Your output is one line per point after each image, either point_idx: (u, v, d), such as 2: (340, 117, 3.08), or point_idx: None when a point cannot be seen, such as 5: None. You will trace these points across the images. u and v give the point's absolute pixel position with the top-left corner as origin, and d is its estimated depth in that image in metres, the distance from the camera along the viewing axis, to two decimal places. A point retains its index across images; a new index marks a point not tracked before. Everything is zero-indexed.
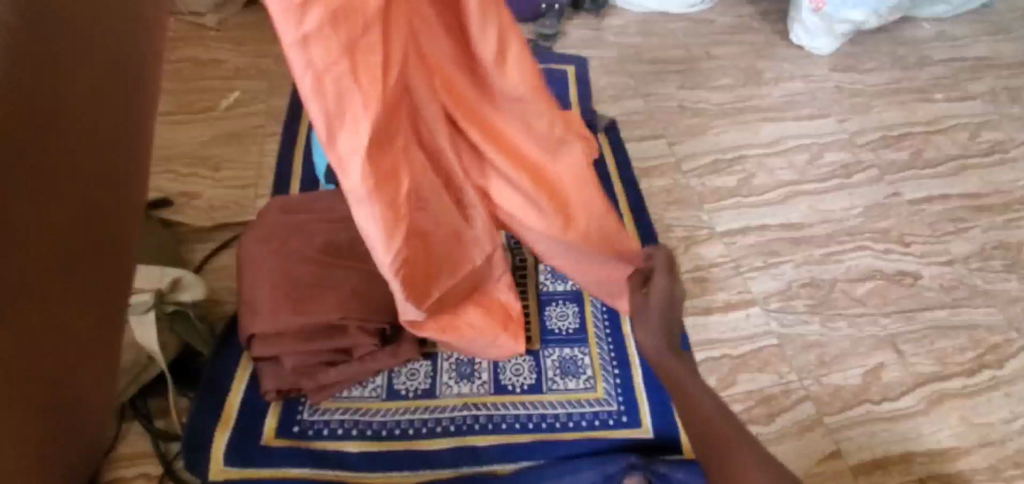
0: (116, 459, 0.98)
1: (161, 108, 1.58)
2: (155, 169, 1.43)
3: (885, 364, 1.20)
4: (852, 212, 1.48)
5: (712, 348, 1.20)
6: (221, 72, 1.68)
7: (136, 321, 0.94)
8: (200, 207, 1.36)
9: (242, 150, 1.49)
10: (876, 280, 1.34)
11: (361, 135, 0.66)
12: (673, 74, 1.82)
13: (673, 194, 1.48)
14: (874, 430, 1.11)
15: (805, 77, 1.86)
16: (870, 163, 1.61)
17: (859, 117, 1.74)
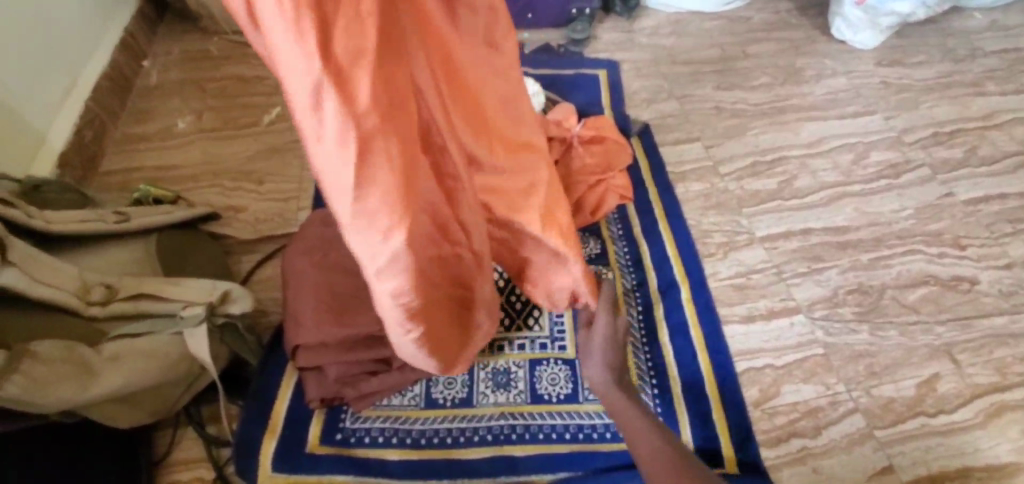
0: (173, 463, 1.04)
1: (209, 124, 1.65)
2: (205, 185, 1.49)
3: (940, 374, 1.14)
4: (902, 214, 1.41)
5: (754, 357, 1.17)
6: (263, 88, 1.74)
7: (190, 335, 0.98)
8: (246, 220, 1.41)
9: (284, 164, 1.55)
10: (929, 286, 1.27)
11: (340, 120, 0.54)
12: (708, 74, 1.79)
13: (710, 198, 1.45)
14: (929, 445, 1.06)
15: (848, 73, 1.79)
16: (920, 161, 1.54)
17: (908, 114, 1.66)
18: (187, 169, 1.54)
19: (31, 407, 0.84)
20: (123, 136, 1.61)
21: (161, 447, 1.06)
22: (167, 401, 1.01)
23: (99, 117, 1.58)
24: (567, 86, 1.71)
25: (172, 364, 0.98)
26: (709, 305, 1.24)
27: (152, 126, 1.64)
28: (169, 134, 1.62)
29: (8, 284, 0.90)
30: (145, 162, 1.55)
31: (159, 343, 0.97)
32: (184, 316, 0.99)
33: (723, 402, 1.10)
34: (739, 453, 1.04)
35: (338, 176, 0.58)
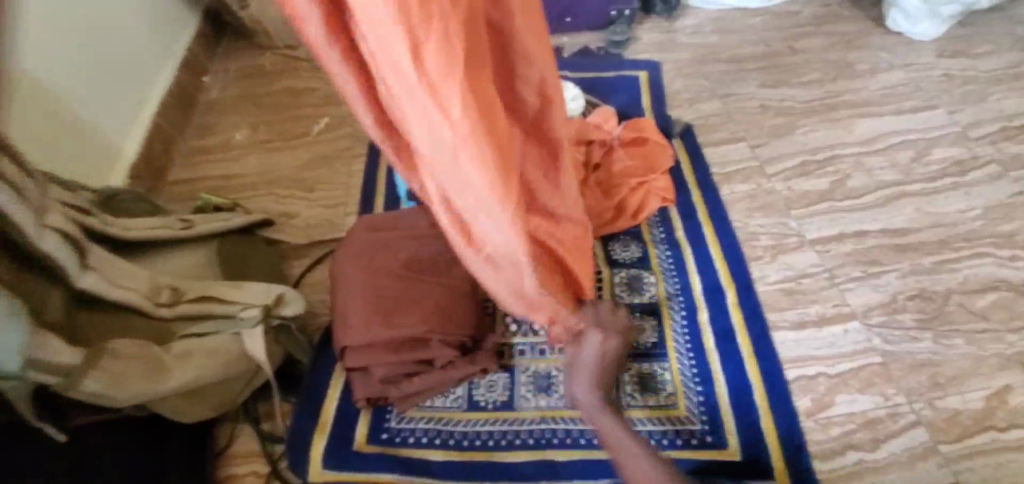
0: (232, 456, 1.10)
1: (264, 136, 1.73)
2: (261, 193, 1.57)
3: (1012, 386, 1.07)
4: (968, 214, 1.33)
5: (805, 365, 1.12)
6: (312, 100, 1.82)
7: (247, 334, 1.04)
8: (297, 226, 1.48)
9: (332, 172, 1.61)
10: (999, 292, 1.19)
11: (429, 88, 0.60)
12: (753, 72, 1.74)
13: (757, 200, 1.41)
14: (1002, 462, 0.99)
15: (906, 66, 1.70)
16: (988, 158, 1.44)
17: (973, 107, 1.56)
18: (244, 178, 1.63)
19: (108, 399, 0.93)
20: (187, 149, 1.72)
21: (221, 440, 1.12)
22: (229, 396, 1.06)
23: (166, 132, 1.70)
24: (608, 89, 1.70)
25: (231, 363, 1.03)
26: (757, 308, 1.20)
27: (212, 139, 1.74)
28: (228, 146, 1.72)
29: (90, 287, 1.01)
30: (206, 173, 1.65)
31: (220, 342, 1.03)
32: (243, 316, 1.05)
33: (772, 411, 1.07)
34: (789, 466, 1.01)
35: (423, 114, 0.63)
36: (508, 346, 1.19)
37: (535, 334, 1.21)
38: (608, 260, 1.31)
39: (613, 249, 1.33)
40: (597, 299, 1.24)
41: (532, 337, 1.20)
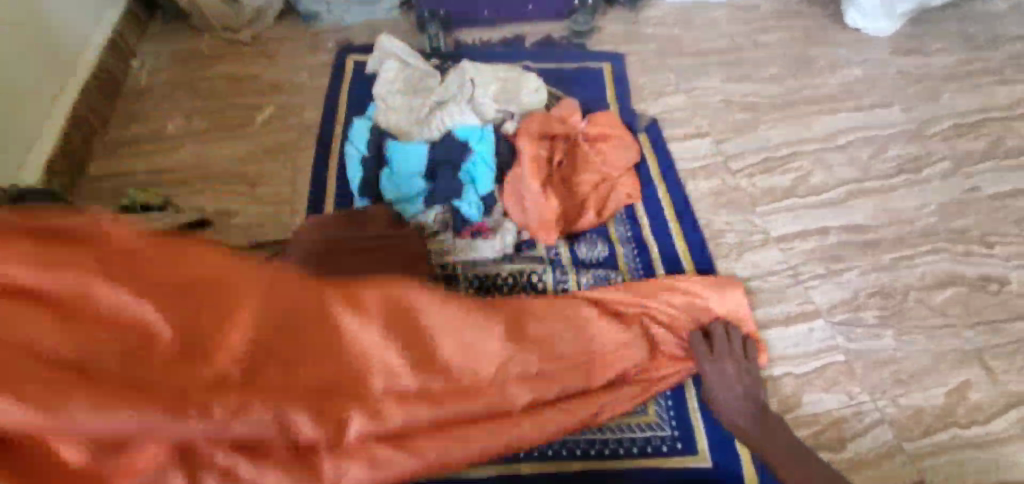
0: None
1: (200, 126, 1.59)
2: (196, 188, 1.44)
3: (970, 382, 1.08)
4: (925, 210, 1.35)
5: (772, 365, 1.11)
6: (255, 88, 1.68)
7: None
8: (237, 225, 1.36)
9: (276, 165, 1.49)
10: (956, 288, 1.21)
11: None
12: (718, 66, 1.72)
13: (722, 196, 1.39)
14: (962, 458, 1.00)
15: (863, 63, 1.72)
16: (942, 154, 1.47)
17: (927, 105, 1.59)
18: (177, 172, 1.48)
19: None
20: (113, 140, 1.56)
21: None
22: None
23: (88, 122, 1.54)
24: (571, 81, 1.65)
25: None
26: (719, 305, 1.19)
27: (141, 129, 1.59)
28: (159, 137, 1.57)
29: None
30: (134, 166, 1.50)
31: None
32: None
33: None
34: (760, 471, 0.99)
35: None
36: None
37: None
38: (574, 260, 1.26)
39: (579, 248, 1.28)
40: None
41: None
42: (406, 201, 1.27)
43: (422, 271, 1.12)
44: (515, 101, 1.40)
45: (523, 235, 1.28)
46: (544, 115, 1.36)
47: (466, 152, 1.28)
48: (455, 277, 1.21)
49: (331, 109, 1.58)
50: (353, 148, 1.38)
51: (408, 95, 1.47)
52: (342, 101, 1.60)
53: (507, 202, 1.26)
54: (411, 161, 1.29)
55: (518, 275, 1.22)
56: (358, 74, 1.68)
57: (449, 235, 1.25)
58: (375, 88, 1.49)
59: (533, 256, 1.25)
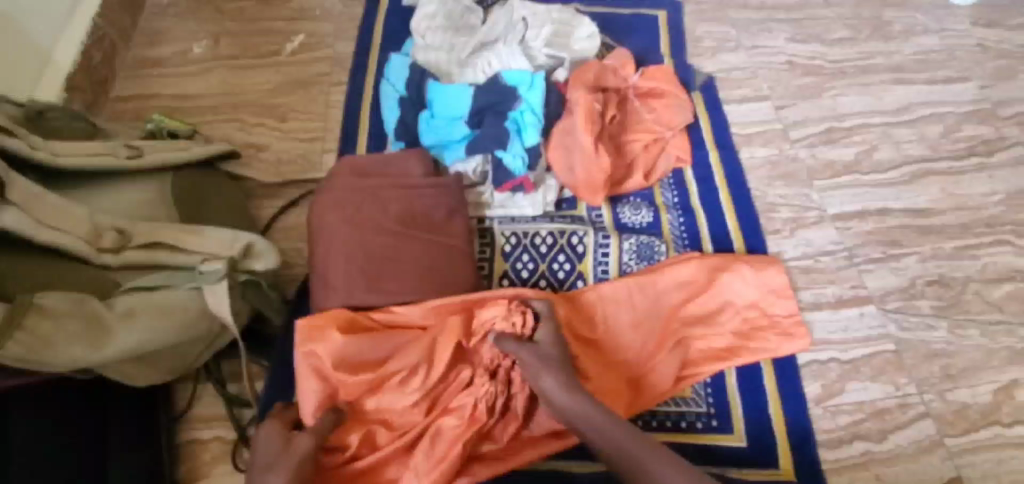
0: (193, 419, 1.00)
1: (227, 51, 1.49)
2: (224, 118, 1.37)
3: (1021, 382, 1.05)
4: (993, 198, 1.26)
5: (817, 349, 1.07)
6: (284, 12, 1.57)
7: (208, 290, 0.90)
8: (267, 161, 1.30)
9: (307, 99, 1.41)
10: (1017, 283, 1.15)
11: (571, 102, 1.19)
12: (782, 23, 1.57)
13: (777, 167, 1.30)
14: (1004, 458, 0.98)
15: (941, 32, 1.57)
16: (1017, 139, 1.36)
17: (1006, 84, 1.47)
18: (204, 99, 1.41)
19: (38, 365, 0.79)
20: (136, 59, 1.48)
21: (181, 403, 1.01)
22: (187, 359, 0.94)
23: (109, 37, 1.45)
24: (623, 28, 1.52)
25: (190, 323, 0.89)
26: None
27: (165, 50, 1.50)
28: (184, 60, 1.48)
29: (15, 225, 0.84)
30: (159, 90, 1.42)
31: (176, 299, 0.89)
32: (203, 270, 0.91)
33: (782, 397, 1.01)
34: (795, 457, 0.96)
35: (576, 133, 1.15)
36: None
37: None
38: (616, 225, 1.20)
39: (622, 212, 1.22)
40: (602, 265, 1.14)
41: None
42: (445, 147, 1.20)
43: (461, 225, 1.07)
44: (567, 47, 1.30)
45: (565, 193, 1.22)
46: (598, 64, 1.25)
47: (514, 99, 1.19)
48: (489, 231, 1.17)
49: (365, 42, 1.48)
50: (389, 87, 1.30)
51: (451, 31, 1.36)
52: (377, 34, 1.50)
53: (553, 155, 1.19)
54: (454, 104, 1.21)
55: (557, 235, 1.16)
56: (396, 5, 1.55)
57: (489, 188, 1.19)
58: (414, 22, 1.36)
59: (573, 216, 1.20)
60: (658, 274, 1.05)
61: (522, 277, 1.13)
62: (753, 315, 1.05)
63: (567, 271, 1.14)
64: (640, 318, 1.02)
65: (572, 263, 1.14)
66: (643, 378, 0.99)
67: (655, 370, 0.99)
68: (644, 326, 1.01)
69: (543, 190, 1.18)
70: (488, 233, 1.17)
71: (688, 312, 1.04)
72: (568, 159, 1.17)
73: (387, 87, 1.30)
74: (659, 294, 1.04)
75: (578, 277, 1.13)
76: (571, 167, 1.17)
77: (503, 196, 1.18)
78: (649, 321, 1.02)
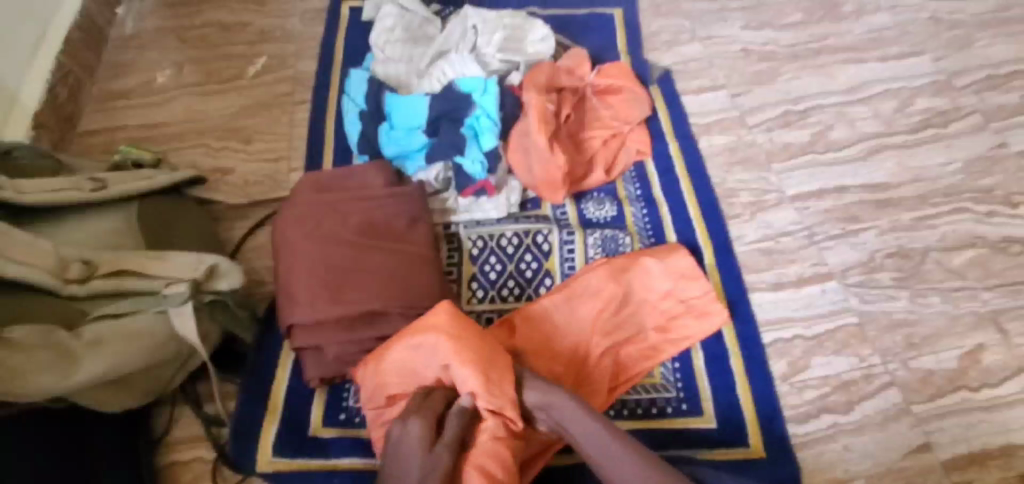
0: (172, 442, 1.01)
1: (191, 78, 1.52)
2: (191, 144, 1.39)
3: (985, 345, 1.06)
4: (949, 168, 1.29)
5: (782, 328, 1.09)
6: (246, 36, 1.59)
7: (174, 313, 0.92)
8: (235, 183, 1.32)
9: (272, 119, 1.43)
10: (976, 249, 1.17)
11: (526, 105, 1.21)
12: (736, 11, 1.60)
13: (736, 152, 1.33)
14: (971, 421, 0.99)
15: (892, 8, 1.60)
16: (971, 108, 1.39)
17: (959, 54, 1.49)
18: (171, 127, 1.43)
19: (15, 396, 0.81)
20: (102, 93, 1.50)
21: (159, 426, 1.03)
22: (160, 380, 0.96)
23: (74, 73, 1.47)
24: (580, 28, 1.55)
25: (158, 345, 0.91)
26: (733, 269, 1.15)
27: (131, 81, 1.52)
28: (149, 90, 1.50)
29: None
30: (126, 121, 1.45)
31: (143, 324, 0.91)
32: (167, 294, 0.93)
33: (749, 377, 1.03)
34: (765, 435, 0.98)
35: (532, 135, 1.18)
36: (474, 315, 1.11)
37: (502, 300, 1.13)
38: (581, 220, 1.22)
39: (586, 208, 1.24)
40: (569, 262, 1.16)
41: (500, 303, 1.12)
42: (406, 157, 1.23)
43: (424, 232, 1.09)
44: (520, 51, 1.32)
45: (528, 194, 1.24)
46: (551, 65, 1.28)
47: (469, 105, 1.21)
48: (456, 236, 1.19)
49: (327, 59, 1.50)
50: (350, 102, 1.33)
51: (408, 43, 1.38)
52: (338, 51, 1.52)
53: (512, 158, 1.22)
54: (412, 115, 1.23)
55: (523, 235, 1.18)
56: (355, 22, 1.58)
57: (452, 194, 1.21)
58: (372, 36, 1.39)
59: (538, 216, 1.22)
60: (573, 293, 1.04)
61: (491, 278, 1.15)
62: (670, 304, 1.06)
63: (534, 269, 1.15)
64: (563, 332, 1.02)
65: (539, 261, 1.16)
66: (581, 387, 0.99)
67: (587, 386, 0.99)
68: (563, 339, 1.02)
69: (506, 192, 1.19)
70: (454, 238, 1.19)
71: (608, 320, 1.03)
72: (526, 161, 1.20)
73: (348, 103, 1.32)
74: (575, 308, 1.03)
75: (545, 274, 1.15)
76: (529, 168, 1.20)
77: (467, 200, 1.20)
78: (569, 335, 1.02)
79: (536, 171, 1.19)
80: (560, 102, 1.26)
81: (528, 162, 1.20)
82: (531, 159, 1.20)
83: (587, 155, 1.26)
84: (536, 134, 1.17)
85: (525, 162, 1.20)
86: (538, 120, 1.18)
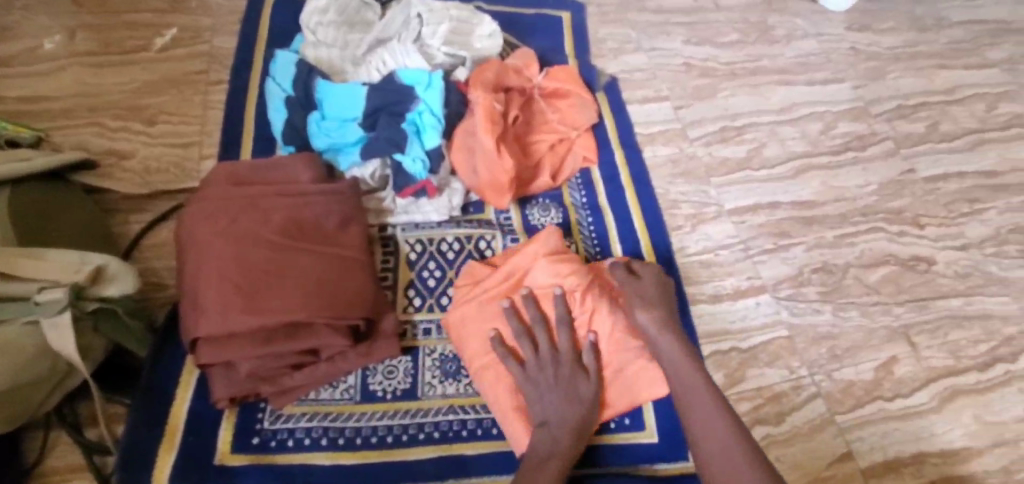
0: (42, 475, 0.85)
1: (83, 46, 1.31)
2: (79, 122, 1.20)
3: (898, 357, 1.14)
4: (866, 189, 1.38)
5: (719, 340, 1.10)
6: (154, 4, 1.40)
7: (47, 325, 0.77)
8: (133, 170, 1.15)
9: (182, 99, 1.26)
10: (890, 266, 1.26)
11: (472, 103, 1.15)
12: (678, 26, 1.63)
13: (678, 165, 1.34)
14: (887, 430, 1.05)
15: (819, 36, 1.69)
16: (885, 134, 1.50)
17: (876, 84, 1.60)
18: (54, 101, 1.22)
19: None
20: None
21: (28, 456, 0.86)
22: (28, 405, 0.79)
23: None
24: (527, 27, 1.51)
25: (26, 363, 0.77)
26: (676, 281, 1.16)
27: (5, 44, 1.29)
28: (28, 56, 1.28)
29: None
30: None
31: (7, 336, 0.76)
32: (39, 301, 0.77)
33: None
34: None
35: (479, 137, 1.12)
36: (410, 325, 1.02)
37: (442, 309, 1.05)
38: (525, 227, 1.17)
39: (532, 213, 1.19)
40: None
41: (439, 313, 1.04)
42: (339, 151, 1.13)
43: (357, 234, 0.99)
44: (467, 46, 1.26)
45: (471, 197, 1.17)
46: (499, 63, 1.23)
47: (411, 99, 1.13)
48: (392, 239, 1.10)
49: (249, 37, 1.35)
50: (275, 86, 1.19)
51: (343, 27, 1.27)
52: (263, 29, 1.38)
53: (455, 158, 1.15)
54: (347, 105, 1.13)
55: (464, 241, 1.12)
56: None
57: (390, 193, 1.12)
58: (303, 16, 1.26)
59: (481, 220, 1.15)
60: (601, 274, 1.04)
61: (429, 286, 1.07)
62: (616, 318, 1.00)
63: None
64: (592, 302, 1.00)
65: None
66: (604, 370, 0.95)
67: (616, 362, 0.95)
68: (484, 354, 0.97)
69: (447, 194, 1.12)
70: (390, 241, 1.10)
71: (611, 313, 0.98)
72: (470, 163, 1.14)
73: (273, 87, 1.19)
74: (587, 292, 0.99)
75: None
76: (473, 169, 1.13)
77: (406, 201, 1.11)
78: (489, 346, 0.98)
79: (481, 173, 1.13)
80: (508, 104, 1.20)
81: (472, 164, 1.13)
82: (476, 160, 1.13)
83: (535, 160, 1.21)
84: (483, 135, 1.11)
85: (468, 163, 1.14)
86: (486, 120, 1.11)
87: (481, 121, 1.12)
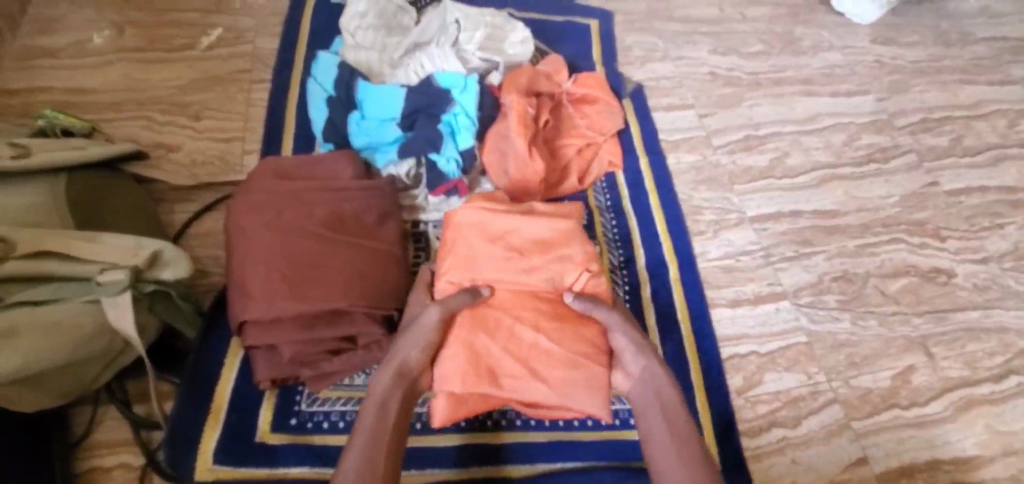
0: (93, 446, 0.90)
1: (133, 43, 1.38)
2: (129, 116, 1.26)
3: (915, 367, 1.15)
4: (888, 200, 1.39)
5: (739, 343, 1.13)
6: (200, 4, 1.47)
7: (107, 304, 0.83)
8: (179, 162, 1.21)
9: (225, 96, 1.32)
10: (909, 277, 1.27)
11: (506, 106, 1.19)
12: (704, 35, 1.66)
13: (702, 172, 1.37)
14: (902, 437, 1.07)
15: (844, 49, 1.71)
16: (908, 147, 1.51)
17: (899, 97, 1.62)
18: (106, 95, 1.29)
19: None
20: (25, 50, 1.33)
21: (80, 426, 0.92)
22: (83, 380, 0.85)
23: None
24: (556, 34, 1.55)
25: (87, 339, 0.82)
26: (698, 286, 1.19)
27: (61, 40, 1.36)
28: (82, 52, 1.35)
29: None
30: (53, 84, 1.29)
31: (70, 314, 0.82)
32: (101, 281, 0.83)
33: (709, 392, 1.06)
34: (722, 448, 1.01)
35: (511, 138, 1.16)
36: None
37: None
38: None
39: None
40: None
41: None
42: (376, 149, 1.17)
43: (392, 230, 1.04)
44: (499, 51, 1.30)
45: None
46: (532, 69, 1.27)
47: (446, 102, 1.18)
48: (423, 236, 1.15)
49: (290, 38, 1.41)
50: (316, 86, 1.25)
51: (381, 29, 1.32)
52: (304, 30, 1.43)
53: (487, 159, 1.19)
54: (385, 104, 1.18)
55: None
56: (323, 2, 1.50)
57: (423, 192, 1.17)
58: (343, 19, 1.31)
59: None
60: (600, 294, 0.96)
61: None
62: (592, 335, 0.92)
63: None
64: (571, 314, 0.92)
65: None
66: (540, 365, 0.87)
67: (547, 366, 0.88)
68: (474, 266, 0.93)
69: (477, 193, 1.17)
70: (422, 237, 1.14)
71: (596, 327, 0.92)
72: (500, 163, 1.17)
73: (314, 87, 1.25)
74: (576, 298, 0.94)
75: None
76: (503, 169, 1.17)
77: (437, 199, 1.16)
78: (482, 264, 0.93)
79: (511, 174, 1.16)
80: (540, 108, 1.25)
81: (503, 165, 1.17)
82: (506, 161, 1.17)
83: (563, 164, 1.25)
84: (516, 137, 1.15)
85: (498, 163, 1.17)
86: (519, 123, 1.15)
87: (514, 124, 1.16)
